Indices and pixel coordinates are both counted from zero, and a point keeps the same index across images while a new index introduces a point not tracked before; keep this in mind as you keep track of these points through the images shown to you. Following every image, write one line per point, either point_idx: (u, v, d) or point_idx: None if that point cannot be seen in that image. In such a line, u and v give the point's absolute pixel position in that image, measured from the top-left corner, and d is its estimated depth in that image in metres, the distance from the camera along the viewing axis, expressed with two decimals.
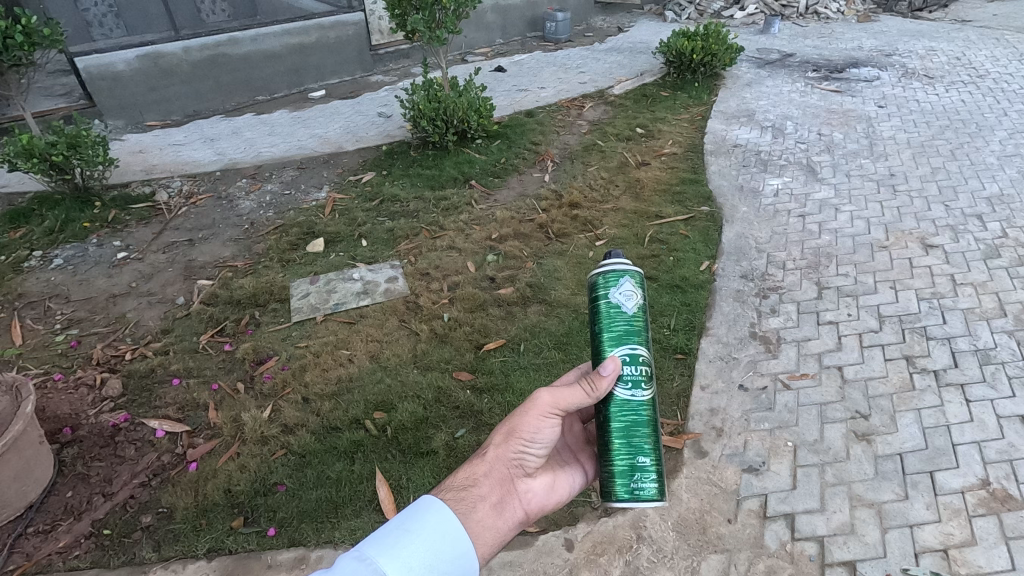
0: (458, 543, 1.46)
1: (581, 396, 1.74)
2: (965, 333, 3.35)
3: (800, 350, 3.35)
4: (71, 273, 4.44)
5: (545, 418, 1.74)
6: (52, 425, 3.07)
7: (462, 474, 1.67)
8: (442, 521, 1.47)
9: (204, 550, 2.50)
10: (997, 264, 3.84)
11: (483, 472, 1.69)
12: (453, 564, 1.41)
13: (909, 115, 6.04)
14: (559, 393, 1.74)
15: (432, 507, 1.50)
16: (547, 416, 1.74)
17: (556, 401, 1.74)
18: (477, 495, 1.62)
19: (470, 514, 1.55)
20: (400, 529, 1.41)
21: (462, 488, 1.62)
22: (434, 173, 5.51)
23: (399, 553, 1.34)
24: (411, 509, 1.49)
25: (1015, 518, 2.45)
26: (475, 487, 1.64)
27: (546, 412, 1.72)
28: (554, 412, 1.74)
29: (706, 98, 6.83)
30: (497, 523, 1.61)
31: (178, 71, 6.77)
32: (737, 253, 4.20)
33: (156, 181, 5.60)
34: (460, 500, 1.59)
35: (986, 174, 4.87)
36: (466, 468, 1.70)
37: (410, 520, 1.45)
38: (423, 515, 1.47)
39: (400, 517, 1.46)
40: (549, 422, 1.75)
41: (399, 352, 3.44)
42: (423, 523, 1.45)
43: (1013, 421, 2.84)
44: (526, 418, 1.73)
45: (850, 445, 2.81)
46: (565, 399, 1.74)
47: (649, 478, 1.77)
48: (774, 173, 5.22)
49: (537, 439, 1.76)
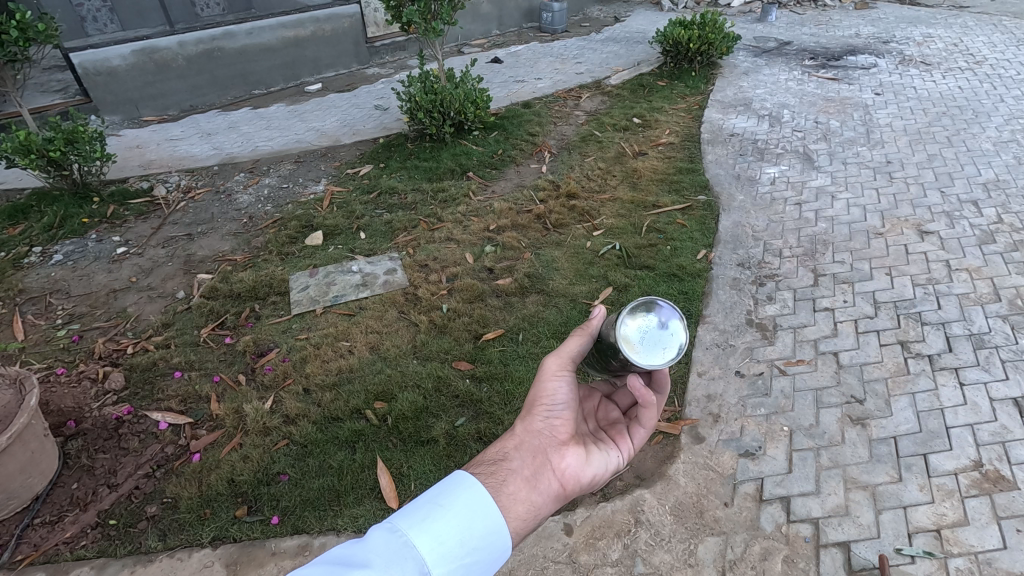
0: (490, 520, 1.45)
1: (577, 339, 1.86)
2: (960, 318, 3.38)
3: (796, 336, 3.38)
4: (71, 268, 4.45)
5: (557, 379, 1.82)
6: (56, 419, 3.10)
7: (492, 452, 1.69)
8: (474, 496, 1.48)
9: (209, 539, 2.54)
10: (992, 250, 3.87)
11: (513, 447, 1.70)
12: (484, 540, 1.41)
13: (906, 102, 6.04)
14: (557, 350, 1.87)
15: (464, 482, 1.51)
16: (560, 373, 1.83)
17: (564, 358, 1.85)
18: (508, 469, 1.62)
19: (499, 486, 1.55)
20: (431, 503, 1.41)
21: (492, 462, 1.64)
22: (432, 165, 5.51)
23: (429, 528, 1.34)
24: (443, 483, 1.50)
25: (1007, 499, 2.49)
26: (504, 461, 1.64)
27: (557, 368, 1.82)
28: (565, 370, 1.84)
29: (703, 87, 6.82)
30: (529, 496, 1.58)
31: (173, 66, 6.75)
32: (734, 241, 4.22)
33: (154, 177, 5.61)
34: (491, 474, 1.60)
35: (982, 160, 4.88)
36: (497, 446, 1.73)
37: (442, 495, 1.45)
38: (454, 490, 1.48)
39: (432, 491, 1.48)
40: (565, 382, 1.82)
41: (398, 343, 3.47)
42: (455, 498, 1.45)
43: (1006, 404, 2.87)
44: (540, 384, 1.82)
45: (845, 429, 2.84)
46: (565, 351, 1.86)
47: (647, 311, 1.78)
48: (771, 162, 5.23)
49: (558, 402, 1.80)
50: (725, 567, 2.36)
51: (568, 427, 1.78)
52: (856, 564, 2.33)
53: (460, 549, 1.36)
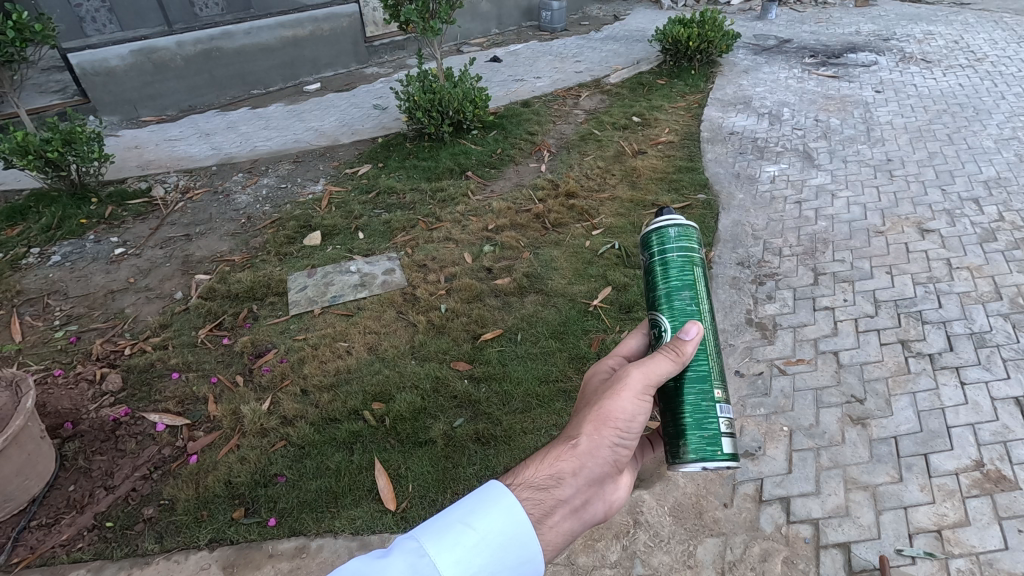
0: (525, 549, 1.36)
1: (668, 365, 1.65)
2: (960, 317, 3.36)
3: (796, 336, 3.36)
4: (69, 269, 4.45)
5: (639, 403, 1.62)
6: (53, 421, 3.09)
7: (547, 470, 1.52)
8: (509, 519, 1.37)
9: (206, 541, 2.52)
10: (993, 248, 3.84)
11: (570, 470, 1.54)
12: (514, 570, 1.33)
13: (907, 100, 6.02)
14: (648, 367, 1.64)
15: (500, 500, 1.40)
16: (640, 398, 1.63)
17: (647, 379, 1.64)
18: (560, 498, 1.48)
19: (545, 522, 1.42)
20: (461, 524, 1.33)
21: (544, 488, 1.48)
22: (430, 165, 5.49)
23: (456, 553, 1.27)
24: (476, 498, 1.40)
25: (1009, 499, 2.47)
26: (558, 489, 1.49)
27: (640, 393, 1.61)
28: (645, 396, 1.64)
29: (703, 86, 6.80)
30: (573, 527, 1.51)
31: (172, 66, 6.74)
32: (733, 240, 4.20)
33: (152, 177, 5.60)
34: (540, 501, 1.46)
35: (983, 158, 4.85)
36: (551, 461, 1.55)
37: (474, 514, 1.36)
38: (486, 508, 1.38)
39: (463, 506, 1.39)
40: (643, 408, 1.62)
41: (397, 343, 3.46)
42: (487, 518, 1.35)
43: (1007, 403, 2.85)
44: (619, 402, 1.61)
45: (845, 428, 2.83)
46: (655, 372, 1.65)
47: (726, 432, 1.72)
48: (770, 160, 5.21)
49: (630, 428, 1.63)
50: (724, 568, 2.35)
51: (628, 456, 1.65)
52: (856, 565, 2.31)
53: None
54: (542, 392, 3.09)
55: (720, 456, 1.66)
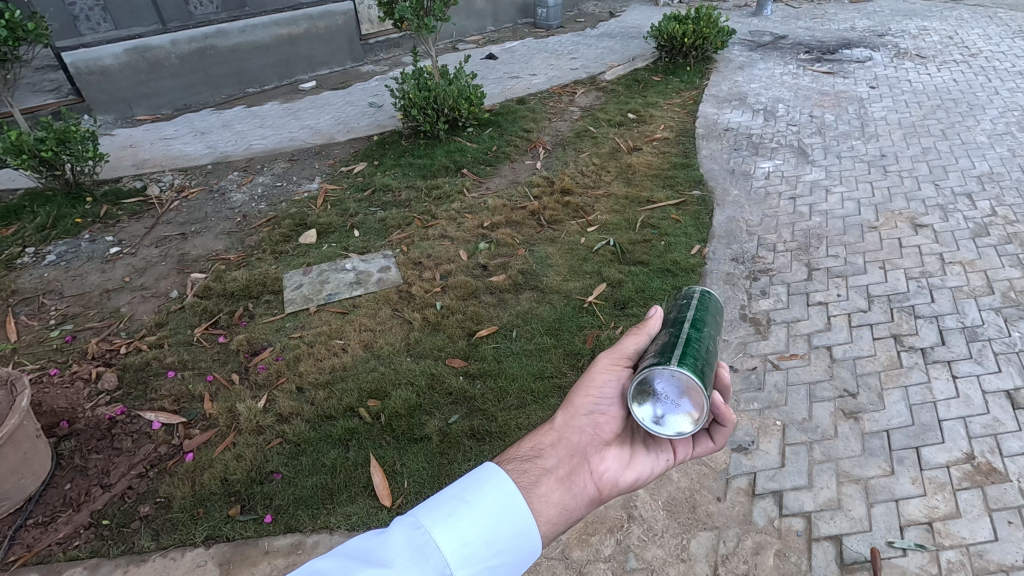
0: (519, 522, 1.41)
1: (632, 338, 1.86)
2: (953, 311, 3.38)
3: (790, 331, 3.38)
4: (64, 269, 4.44)
5: (610, 373, 1.78)
6: (49, 420, 3.10)
7: (528, 446, 1.68)
8: (502, 495, 1.43)
9: (202, 538, 2.53)
10: (986, 243, 3.86)
11: (550, 443, 1.69)
12: (511, 542, 1.37)
13: (901, 95, 6.03)
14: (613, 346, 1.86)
15: (493, 479, 1.46)
16: (611, 369, 1.79)
17: (619, 356, 1.83)
18: (543, 468, 1.60)
19: (531, 484, 1.51)
20: (457, 499, 1.38)
21: (526, 458, 1.61)
22: (426, 163, 5.50)
23: (453, 525, 1.31)
24: (472, 477, 1.46)
25: (999, 491, 2.50)
26: (541, 460, 1.62)
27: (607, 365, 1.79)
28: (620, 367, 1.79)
29: (698, 82, 6.81)
30: (565, 498, 1.57)
31: (167, 65, 6.72)
32: (728, 236, 4.21)
33: (147, 176, 5.60)
34: (526, 471, 1.57)
35: (976, 153, 4.87)
36: (533, 439, 1.72)
37: (470, 490, 1.41)
38: (482, 486, 1.44)
39: (459, 484, 1.44)
40: (617, 380, 1.77)
41: (392, 341, 3.46)
42: (482, 495, 1.41)
43: (998, 396, 2.88)
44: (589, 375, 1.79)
45: (838, 422, 2.84)
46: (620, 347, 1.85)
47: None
48: (765, 156, 5.22)
49: (605, 399, 1.75)
50: (717, 561, 2.36)
51: (613, 427, 1.75)
52: (848, 558, 2.33)
53: (484, 550, 1.32)
54: (537, 388, 3.11)
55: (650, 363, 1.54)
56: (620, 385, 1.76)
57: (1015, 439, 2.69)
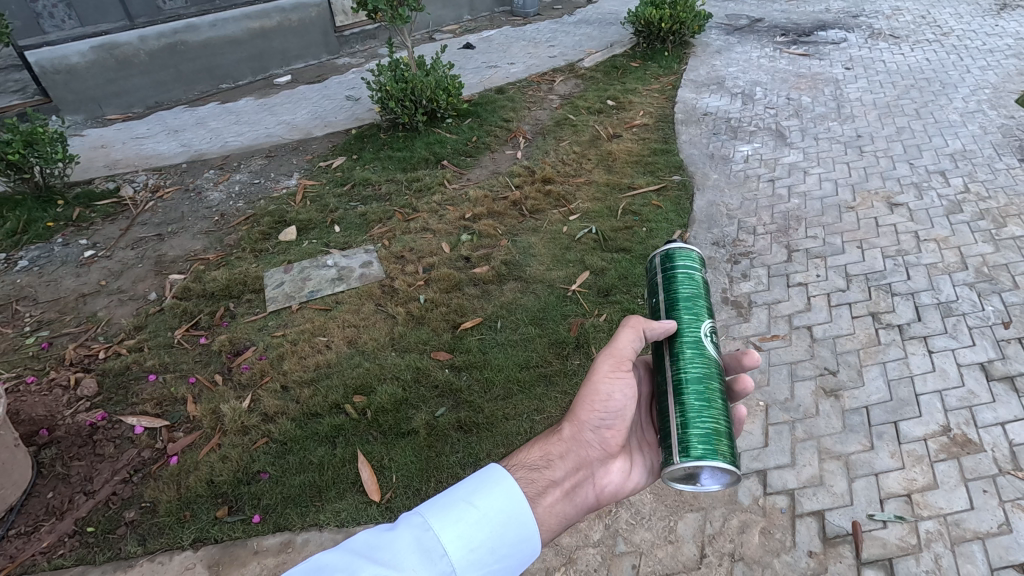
0: (522, 528, 1.45)
1: (631, 335, 1.76)
2: (928, 288, 3.44)
3: (771, 312, 3.42)
4: (37, 274, 4.35)
5: (618, 382, 1.75)
6: (27, 429, 3.04)
7: (537, 454, 1.70)
8: (507, 500, 1.46)
9: (190, 541, 2.51)
10: (959, 219, 3.93)
11: (558, 453, 1.70)
12: (514, 547, 1.41)
13: (875, 76, 6.10)
14: (613, 347, 1.77)
15: (499, 482, 1.49)
16: (615, 377, 1.75)
17: (620, 359, 1.76)
18: (551, 479, 1.63)
19: (540, 499, 1.55)
20: (465, 503, 1.41)
21: (534, 469, 1.63)
22: (405, 155, 5.45)
23: (459, 529, 1.34)
24: (479, 480, 1.49)
25: (974, 461, 2.56)
26: (549, 470, 1.65)
27: (610, 373, 1.74)
28: (622, 369, 1.76)
29: (676, 67, 6.81)
30: (567, 508, 1.64)
31: (135, 62, 6.57)
32: (708, 221, 4.25)
33: (120, 177, 5.48)
34: (534, 481, 1.60)
35: (949, 131, 4.94)
36: (541, 447, 1.72)
37: (477, 494, 1.45)
38: (489, 489, 1.47)
39: (466, 487, 1.47)
40: (620, 388, 1.74)
41: (376, 337, 3.44)
42: (488, 498, 1.44)
43: (973, 369, 2.95)
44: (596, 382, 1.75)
45: (819, 401, 2.89)
46: (621, 351, 1.76)
47: (721, 439, 1.62)
48: (744, 140, 5.25)
49: (610, 409, 1.75)
50: (704, 541, 2.40)
51: (616, 439, 1.79)
52: (831, 532, 2.38)
53: (488, 555, 1.36)
54: (523, 378, 3.11)
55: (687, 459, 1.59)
56: (625, 393, 1.75)
57: (989, 410, 2.75)
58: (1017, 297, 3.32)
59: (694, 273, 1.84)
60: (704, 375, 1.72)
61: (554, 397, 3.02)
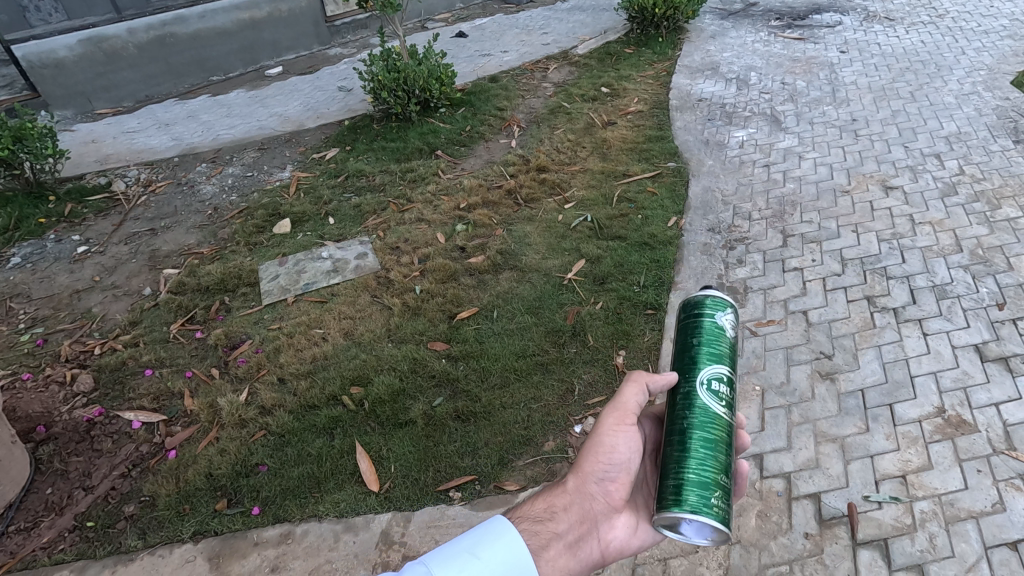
0: None
1: (634, 389, 1.76)
2: (923, 271, 3.45)
3: (766, 297, 3.43)
4: (30, 271, 4.32)
5: (620, 435, 1.76)
6: (25, 426, 3.03)
7: (541, 507, 1.70)
8: (510, 551, 1.50)
9: (189, 534, 2.52)
10: (954, 201, 3.93)
11: (562, 505, 1.70)
12: None
13: (871, 59, 6.07)
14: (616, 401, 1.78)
15: (502, 533, 1.53)
16: (619, 430, 1.76)
17: (625, 412, 1.77)
18: (554, 532, 1.63)
19: (542, 551, 1.56)
20: (468, 553, 1.45)
21: (537, 520, 1.64)
22: (399, 146, 5.42)
23: None
24: (482, 531, 1.53)
25: (969, 441, 2.58)
26: (552, 522, 1.65)
27: (614, 425, 1.76)
28: (626, 422, 1.77)
29: (671, 53, 6.77)
30: (571, 563, 1.61)
31: (124, 55, 6.50)
32: (704, 207, 4.24)
33: (112, 172, 5.44)
34: (537, 533, 1.61)
35: (944, 113, 4.93)
36: (545, 499, 1.73)
37: (480, 545, 1.48)
38: (492, 540, 1.51)
39: (468, 538, 1.51)
40: (623, 443, 1.76)
41: (372, 328, 3.44)
42: (491, 550, 1.48)
43: (967, 350, 2.96)
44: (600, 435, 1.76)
45: (815, 384, 2.91)
46: (623, 404, 1.77)
47: (713, 495, 1.56)
48: (738, 125, 5.23)
49: (613, 462, 1.76)
50: None
51: (622, 493, 1.76)
52: (827, 514, 2.40)
53: None
54: (520, 367, 3.11)
55: (676, 509, 1.55)
56: (628, 447, 1.76)
57: (984, 391, 2.77)
58: (1012, 278, 3.33)
59: (719, 325, 1.77)
60: (711, 426, 1.66)
61: (551, 386, 3.02)
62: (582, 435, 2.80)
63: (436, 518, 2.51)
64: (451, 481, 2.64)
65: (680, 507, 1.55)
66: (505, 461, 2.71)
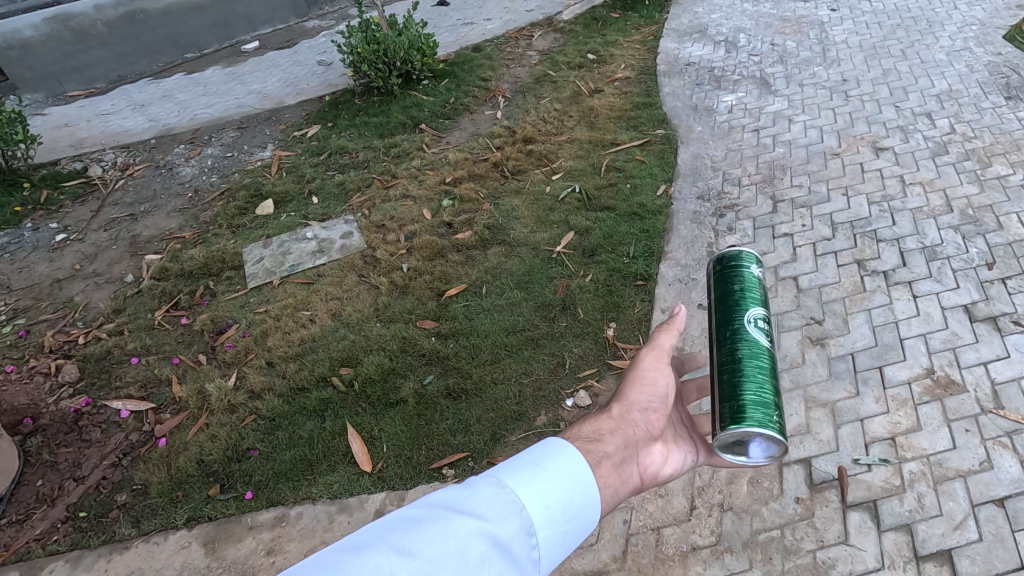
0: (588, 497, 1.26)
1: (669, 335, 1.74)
2: (913, 233, 3.42)
3: (756, 265, 3.40)
4: (9, 261, 4.22)
5: (659, 371, 1.69)
6: (11, 418, 2.99)
7: (587, 429, 1.52)
8: (576, 466, 1.29)
9: (183, 520, 2.51)
10: (945, 161, 3.89)
11: (608, 429, 1.53)
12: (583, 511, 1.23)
13: (861, 17, 5.93)
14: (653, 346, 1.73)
15: (566, 449, 1.32)
16: (658, 366, 1.70)
17: (661, 351, 1.73)
18: (605, 452, 1.45)
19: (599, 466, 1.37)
20: (533, 465, 1.24)
21: (589, 437, 1.47)
22: (382, 121, 5.28)
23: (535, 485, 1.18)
24: (542, 446, 1.31)
25: (957, 402, 2.60)
26: (601, 442, 1.47)
27: (655, 362, 1.69)
28: (663, 362, 1.72)
29: (658, 16, 6.59)
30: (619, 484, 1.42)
31: (93, 33, 6.28)
32: (693, 174, 4.18)
33: (87, 156, 5.29)
34: (588, 453, 1.41)
35: (935, 71, 4.84)
36: (587, 423, 1.55)
37: (545, 457, 1.27)
38: (556, 453, 1.29)
39: (528, 453, 1.29)
40: (662, 377, 1.69)
41: (360, 308, 3.39)
42: (557, 460, 1.27)
43: (957, 311, 2.95)
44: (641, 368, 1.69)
45: (805, 350, 2.91)
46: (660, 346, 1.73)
47: (772, 413, 1.51)
48: (727, 89, 5.13)
49: (654, 395, 1.66)
50: (694, 493, 2.43)
51: (660, 423, 1.65)
52: (818, 478, 2.42)
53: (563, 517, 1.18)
54: (510, 343, 3.09)
55: (742, 420, 1.48)
56: (666, 385, 1.69)
57: (972, 351, 2.78)
58: (1002, 237, 3.31)
59: (752, 276, 1.78)
60: (759, 355, 1.61)
61: (542, 360, 3.01)
62: (574, 409, 2.80)
63: (430, 496, 2.52)
64: (444, 458, 2.64)
65: (746, 421, 1.48)
66: (497, 437, 2.70)
